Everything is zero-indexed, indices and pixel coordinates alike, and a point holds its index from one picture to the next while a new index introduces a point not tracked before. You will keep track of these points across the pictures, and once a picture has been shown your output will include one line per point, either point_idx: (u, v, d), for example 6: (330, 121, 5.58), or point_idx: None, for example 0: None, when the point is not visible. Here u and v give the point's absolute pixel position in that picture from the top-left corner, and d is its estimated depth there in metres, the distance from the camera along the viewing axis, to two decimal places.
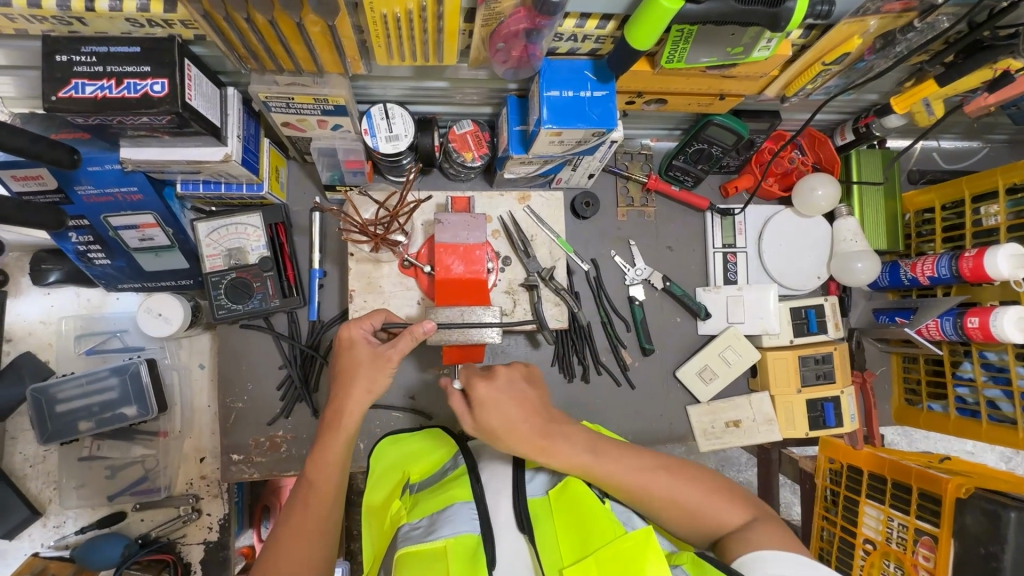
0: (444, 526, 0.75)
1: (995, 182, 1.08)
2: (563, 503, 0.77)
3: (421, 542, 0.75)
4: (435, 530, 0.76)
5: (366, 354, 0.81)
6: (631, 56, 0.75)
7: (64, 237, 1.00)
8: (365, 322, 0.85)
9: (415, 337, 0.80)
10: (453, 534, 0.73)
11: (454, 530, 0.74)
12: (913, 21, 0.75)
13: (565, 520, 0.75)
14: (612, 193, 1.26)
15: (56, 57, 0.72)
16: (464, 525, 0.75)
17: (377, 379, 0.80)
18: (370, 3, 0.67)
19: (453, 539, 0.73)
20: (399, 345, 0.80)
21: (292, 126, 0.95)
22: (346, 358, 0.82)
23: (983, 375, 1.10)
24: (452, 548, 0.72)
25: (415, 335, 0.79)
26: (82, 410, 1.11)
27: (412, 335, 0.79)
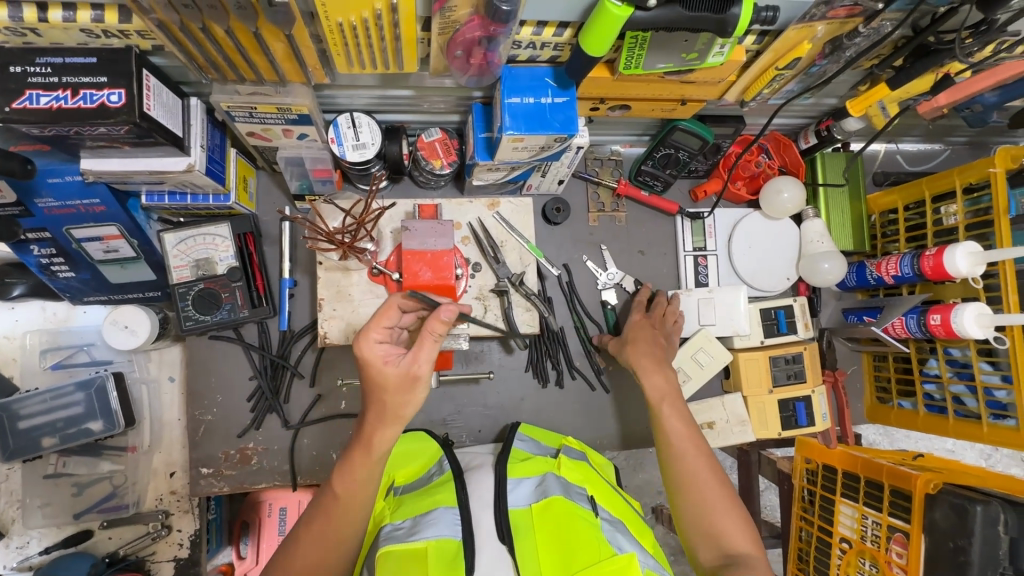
0: (427, 528, 0.77)
1: (952, 182, 1.10)
2: (547, 516, 0.79)
3: (404, 541, 0.76)
4: (417, 532, 0.77)
5: (398, 372, 0.74)
6: (588, 63, 0.77)
7: (25, 250, 0.99)
8: (380, 331, 0.77)
9: (437, 336, 0.74)
10: (434, 537, 0.75)
11: (437, 532, 0.76)
12: (858, 26, 0.77)
13: (548, 529, 0.77)
14: (583, 199, 1.28)
15: (10, 68, 0.71)
16: (445, 529, 0.76)
17: (410, 403, 0.75)
18: (326, 12, 0.68)
19: (435, 542, 0.74)
20: (424, 356, 0.74)
21: (257, 136, 0.95)
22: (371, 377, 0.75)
23: (949, 371, 1.12)
24: (432, 552, 0.73)
25: (437, 335, 0.73)
26: (46, 426, 1.09)
27: (434, 335, 0.73)
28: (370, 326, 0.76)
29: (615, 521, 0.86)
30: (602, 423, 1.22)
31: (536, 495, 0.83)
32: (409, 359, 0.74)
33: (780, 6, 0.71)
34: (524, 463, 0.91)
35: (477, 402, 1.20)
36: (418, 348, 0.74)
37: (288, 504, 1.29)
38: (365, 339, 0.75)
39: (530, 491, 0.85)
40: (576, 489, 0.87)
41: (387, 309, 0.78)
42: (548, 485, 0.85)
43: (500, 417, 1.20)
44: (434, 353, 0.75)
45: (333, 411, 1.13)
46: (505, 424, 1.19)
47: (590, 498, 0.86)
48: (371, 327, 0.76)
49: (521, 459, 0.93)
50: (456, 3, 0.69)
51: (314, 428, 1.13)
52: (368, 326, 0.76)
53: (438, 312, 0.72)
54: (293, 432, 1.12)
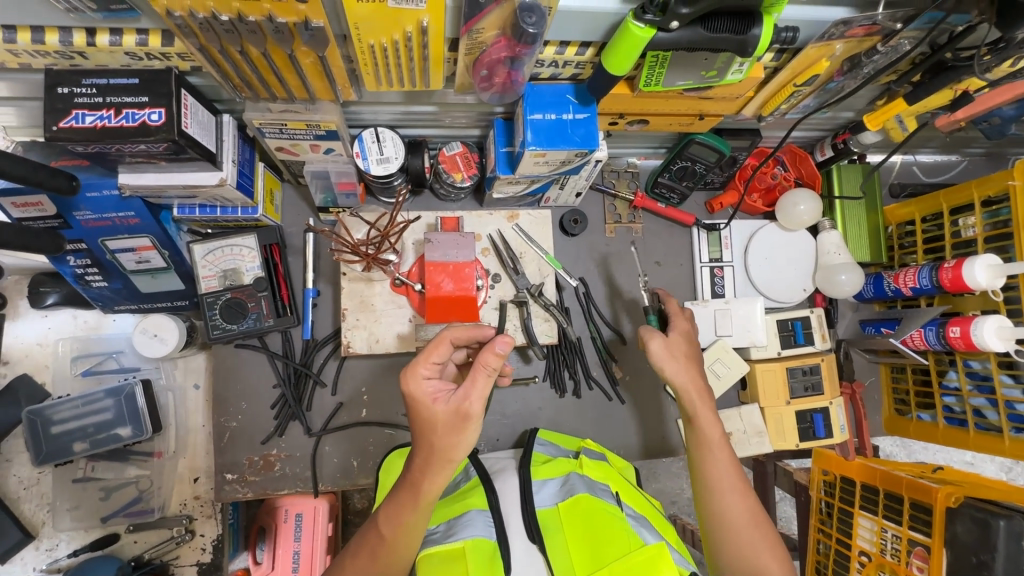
0: (464, 529, 0.79)
1: (970, 194, 1.10)
2: (575, 514, 0.80)
3: (442, 543, 0.79)
4: (454, 532, 0.79)
5: (451, 409, 0.69)
6: (610, 81, 0.79)
7: (62, 260, 1.03)
8: (429, 366, 0.72)
9: (492, 371, 0.69)
10: (471, 536, 0.77)
11: (472, 532, 0.78)
12: (876, 44, 0.78)
13: (576, 527, 0.79)
14: (599, 211, 1.29)
15: (58, 89, 0.75)
16: (480, 529, 0.78)
17: (460, 445, 0.70)
18: (359, 34, 0.70)
19: (472, 541, 0.76)
20: (476, 393, 0.69)
21: (286, 151, 0.98)
22: (422, 416, 0.71)
23: (969, 384, 1.12)
24: (471, 550, 0.75)
25: (491, 369, 0.68)
26: (77, 431, 1.12)
27: (488, 370, 0.68)
28: (419, 361, 0.72)
29: (639, 516, 0.86)
30: (620, 432, 1.23)
31: (561, 494, 0.85)
32: (460, 396, 0.69)
33: (799, 26, 0.73)
34: (546, 465, 0.92)
35: (495, 411, 1.21)
36: (470, 384, 0.69)
37: (305, 510, 1.25)
38: (412, 375, 0.71)
39: (556, 492, 0.86)
40: (600, 485, 0.88)
41: (437, 344, 0.73)
42: (573, 484, 0.86)
43: (518, 425, 1.21)
44: (488, 389, 0.70)
45: (354, 419, 1.16)
46: (525, 432, 1.20)
47: (615, 494, 0.88)
48: (420, 361, 0.72)
49: (543, 462, 0.94)
50: (484, 26, 0.71)
51: (336, 436, 1.15)
52: (417, 361, 0.71)
53: (494, 342, 0.67)
54: (315, 439, 1.14)
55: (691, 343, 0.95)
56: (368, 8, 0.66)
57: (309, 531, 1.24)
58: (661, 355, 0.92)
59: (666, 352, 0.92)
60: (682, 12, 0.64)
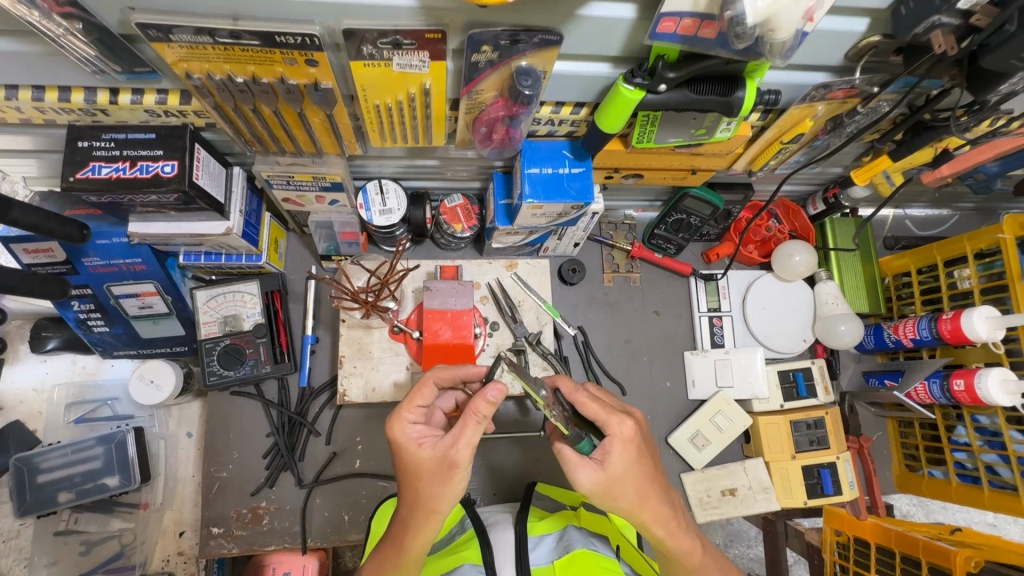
0: None
1: (962, 248, 1.12)
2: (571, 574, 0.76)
3: None
4: None
5: (433, 459, 0.67)
6: (604, 138, 0.82)
7: (66, 305, 1.05)
8: (414, 411, 0.70)
9: (481, 418, 0.64)
10: None
11: None
12: (856, 106, 0.81)
13: None
14: (597, 261, 1.31)
15: (79, 142, 0.79)
16: None
17: (445, 493, 0.67)
18: (365, 95, 0.75)
19: None
20: (464, 440, 0.65)
21: (292, 202, 1.02)
22: (405, 465, 0.69)
23: (979, 440, 1.09)
24: None
25: (480, 417, 0.64)
26: (64, 481, 1.10)
27: (478, 417, 0.64)
28: (403, 406, 0.70)
29: None
30: None
31: (558, 551, 0.81)
32: (447, 443, 0.66)
33: (782, 90, 0.77)
34: (542, 520, 0.89)
35: (491, 464, 1.18)
36: (459, 431, 0.65)
37: (293, 569, 1.12)
38: (397, 420, 0.69)
39: (552, 549, 0.82)
40: (597, 538, 0.85)
41: (423, 388, 0.72)
42: (570, 539, 0.83)
43: (517, 479, 1.18)
44: (477, 439, 0.66)
45: (347, 470, 1.13)
46: (522, 485, 1.16)
47: (614, 549, 0.84)
48: (405, 406, 0.70)
49: (540, 515, 0.91)
50: (483, 88, 0.75)
51: (328, 487, 1.12)
52: (401, 405, 0.70)
53: (486, 390, 0.64)
54: (306, 491, 1.11)
55: (638, 461, 0.67)
56: (375, 72, 0.70)
57: None
58: (598, 490, 0.66)
59: (608, 487, 0.66)
60: (669, 76, 0.68)
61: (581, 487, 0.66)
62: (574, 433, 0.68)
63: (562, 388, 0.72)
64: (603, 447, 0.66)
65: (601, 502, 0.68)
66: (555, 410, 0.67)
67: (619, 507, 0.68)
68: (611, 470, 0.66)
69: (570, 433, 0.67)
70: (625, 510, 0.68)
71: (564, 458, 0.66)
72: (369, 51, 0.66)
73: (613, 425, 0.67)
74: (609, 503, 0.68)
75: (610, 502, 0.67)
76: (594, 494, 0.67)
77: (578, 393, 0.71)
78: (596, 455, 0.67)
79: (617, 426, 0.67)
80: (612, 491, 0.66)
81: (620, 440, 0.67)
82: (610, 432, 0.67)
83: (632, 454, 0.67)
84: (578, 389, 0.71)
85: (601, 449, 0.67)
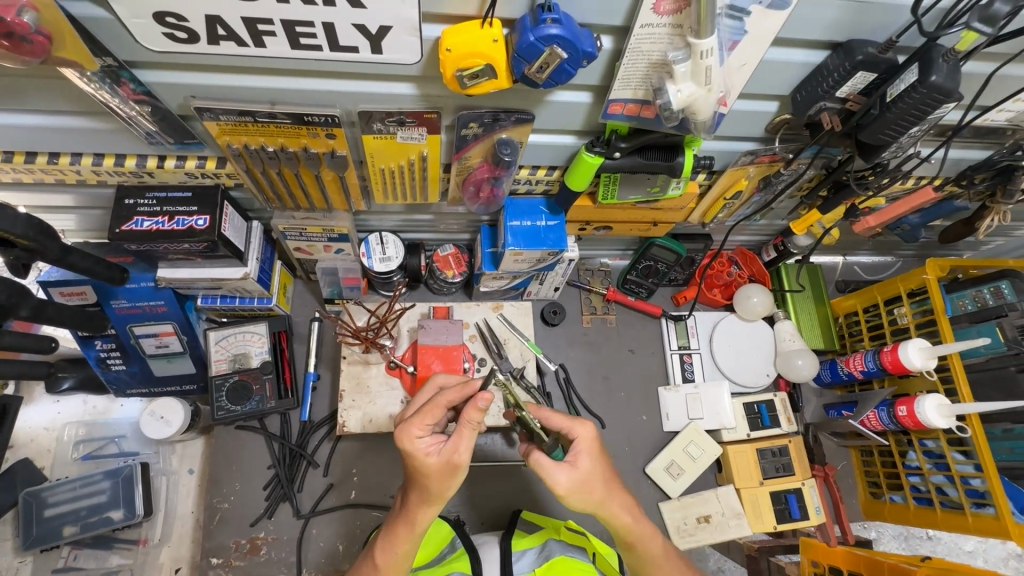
0: None
1: (897, 288, 1.26)
2: None
3: None
4: None
5: (440, 465, 0.74)
6: (573, 194, 0.97)
7: (89, 344, 1.15)
8: (423, 426, 0.75)
9: (476, 425, 0.72)
10: None
11: None
12: (781, 168, 0.98)
13: None
14: (577, 303, 1.44)
15: (126, 200, 0.93)
16: None
17: (452, 486, 0.76)
18: (373, 161, 0.90)
19: None
20: (465, 444, 0.74)
21: (302, 251, 1.15)
22: (413, 467, 0.76)
23: (928, 463, 1.18)
24: None
25: (475, 424, 0.72)
26: (69, 514, 1.16)
27: (472, 424, 0.72)
28: (412, 422, 0.75)
29: None
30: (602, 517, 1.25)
31: (539, 560, 0.89)
32: (451, 448, 0.73)
33: (715, 155, 0.94)
34: (527, 536, 0.96)
35: (479, 495, 1.25)
36: (461, 437, 0.73)
37: None
38: (406, 434, 0.75)
39: (534, 559, 0.90)
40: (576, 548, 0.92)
41: (432, 406, 0.76)
42: (550, 550, 0.90)
43: (504, 509, 1.24)
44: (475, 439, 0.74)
45: (343, 501, 1.19)
46: (509, 514, 1.23)
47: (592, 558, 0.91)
48: (414, 421, 0.75)
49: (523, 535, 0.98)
50: (471, 155, 0.90)
51: (324, 518, 1.18)
52: (411, 423, 0.75)
53: (477, 399, 0.71)
54: (303, 521, 1.16)
55: (602, 457, 0.78)
56: (381, 142, 0.85)
57: None
58: (574, 490, 0.74)
59: (582, 484, 0.75)
60: (621, 146, 0.85)
61: (560, 487, 0.74)
62: (550, 441, 0.76)
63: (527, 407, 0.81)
64: (574, 450, 0.76)
65: (578, 501, 0.76)
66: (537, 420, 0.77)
67: (593, 504, 0.77)
68: (582, 469, 0.75)
69: (546, 441, 0.75)
70: (598, 503, 0.77)
71: (541, 464, 0.74)
72: (378, 127, 0.82)
73: (578, 431, 0.77)
74: (585, 499, 0.76)
75: (585, 499, 0.76)
76: (569, 495, 0.75)
77: (542, 409, 0.80)
78: (569, 457, 0.76)
79: (581, 431, 0.77)
80: (588, 486, 0.75)
81: (586, 441, 0.77)
82: (575, 436, 0.77)
83: (596, 451, 0.77)
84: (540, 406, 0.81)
85: (573, 452, 0.76)
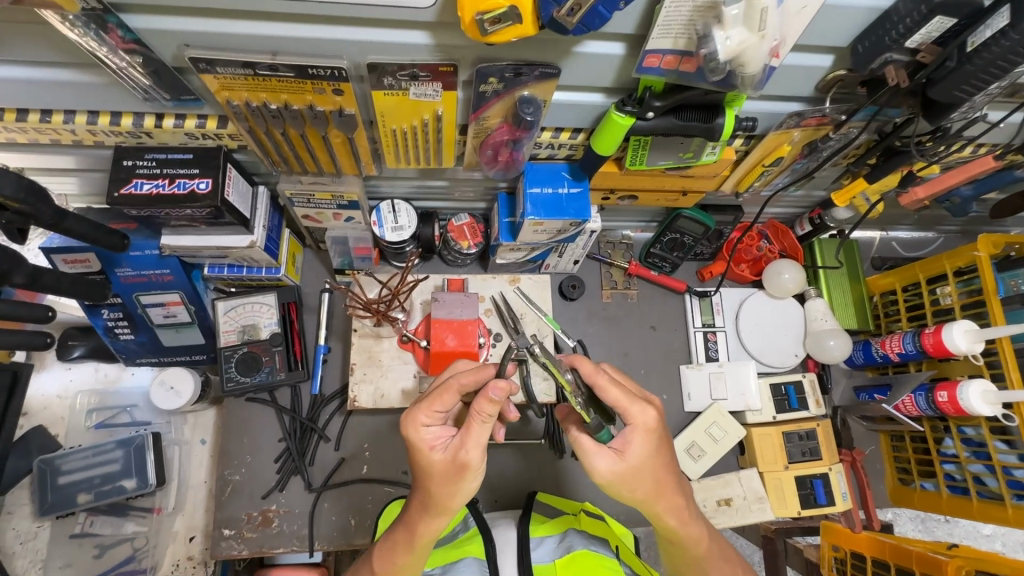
0: None
1: (942, 266, 1.18)
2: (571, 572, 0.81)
3: None
4: None
5: (446, 463, 0.70)
6: (599, 160, 0.90)
7: (96, 313, 1.12)
8: (430, 414, 0.72)
9: (487, 417, 0.66)
10: None
11: None
12: (829, 133, 0.89)
13: None
14: (597, 277, 1.38)
15: (124, 162, 0.88)
16: None
17: (456, 493, 0.71)
18: (384, 120, 0.83)
19: None
20: (472, 442, 0.68)
21: (311, 219, 1.10)
22: (418, 463, 0.73)
23: (966, 451, 1.12)
24: None
25: (485, 417, 0.66)
26: (83, 482, 1.16)
27: (483, 417, 0.66)
28: (420, 409, 0.72)
29: None
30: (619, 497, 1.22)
31: (558, 551, 0.86)
32: (458, 444, 0.69)
33: (758, 117, 0.85)
34: (545, 523, 0.93)
35: (494, 472, 1.22)
36: (468, 432, 0.68)
37: None
38: (412, 422, 0.71)
39: (553, 549, 0.87)
40: (597, 540, 0.89)
41: (443, 393, 0.72)
42: (571, 541, 0.87)
43: (517, 487, 1.22)
44: (484, 438, 0.68)
45: (355, 475, 1.17)
46: (524, 494, 1.20)
47: (614, 551, 0.88)
48: (421, 408, 0.72)
49: (541, 520, 0.95)
50: (489, 115, 0.83)
51: (336, 492, 1.16)
52: (418, 409, 0.71)
53: (489, 389, 0.65)
54: (315, 495, 1.15)
55: (658, 451, 0.70)
56: (392, 100, 0.78)
57: None
58: (617, 479, 0.69)
59: (626, 475, 0.69)
60: (655, 105, 0.77)
61: (602, 473, 0.69)
62: (596, 422, 0.70)
63: (582, 368, 0.72)
64: (624, 436, 0.69)
65: (617, 490, 0.72)
66: (578, 396, 0.71)
67: (635, 497, 0.72)
68: (630, 460, 0.69)
69: (592, 421, 0.69)
70: (643, 498, 0.72)
71: (580, 445, 0.70)
72: (389, 82, 0.75)
73: (634, 414, 0.69)
74: (625, 492, 0.71)
75: (628, 491, 0.71)
76: (613, 483, 0.70)
77: (599, 375, 0.70)
78: (615, 444, 0.70)
79: (639, 415, 0.69)
80: (632, 478, 0.69)
81: (641, 431, 0.69)
82: (630, 421, 0.69)
83: (652, 445, 0.69)
84: (598, 371, 0.70)
85: (621, 439, 0.69)
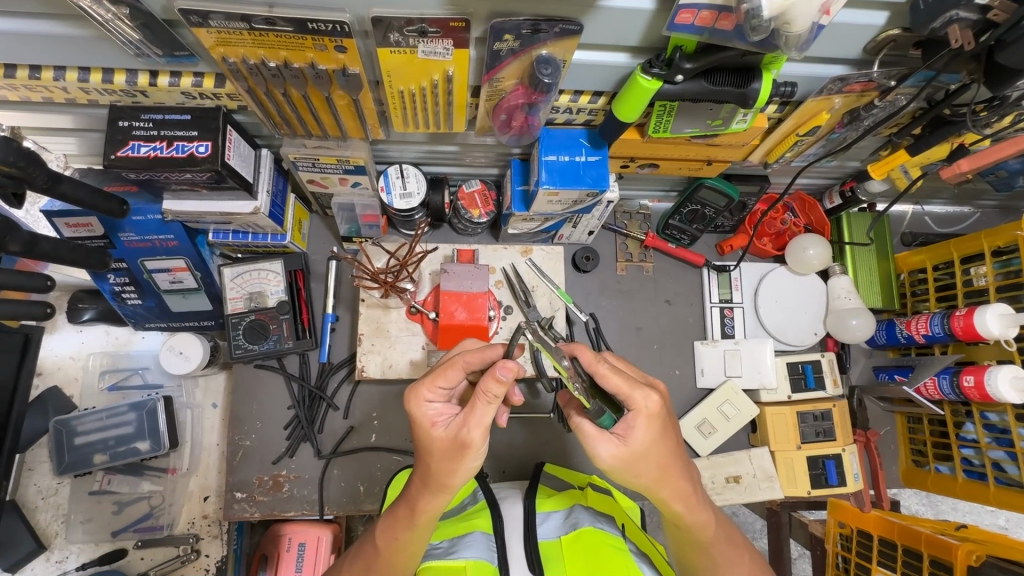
0: (465, 549, 0.80)
1: (980, 245, 1.11)
2: (577, 548, 0.80)
3: (442, 559, 0.80)
4: (455, 551, 0.80)
5: (448, 441, 0.68)
6: (621, 126, 0.84)
7: (102, 278, 1.10)
8: (434, 390, 0.70)
9: (492, 398, 0.64)
10: (472, 556, 0.78)
11: (473, 553, 0.78)
12: (874, 100, 0.82)
13: (579, 560, 0.79)
14: (611, 249, 1.33)
15: (119, 122, 0.83)
16: (481, 552, 0.79)
17: (456, 472, 0.69)
18: (391, 81, 0.77)
19: (473, 561, 0.77)
20: (474, 421, 0.66)
21: (316, 183, 1.05)
22: (420, 440, 0.71)
23: (987, 437, 1.09)
24: (472, 568, 0.76)
25: (491, 397, 0.64)
26: (99, 443, 1.18)
27: (488, 397, 0.64)
28: (424, 384, 0.70)
29: (642, 555, 0.85)
30: None
31: (565, 527, 0.85)
32: (460, 423, 0.67)
33: (798, 81, 0.78)
34: (551, 498, 0.93)
35: (501, 443, 1.22)
36: (471, 411, 0.66)
37: (308, 539, 1.18)
38: (416, 397, 0.70)
39: (559, 525, 0.86)
40: (604, 518, 0.87)
41: (448, 369, 0.70)
42: (577, 518, 0.86)
43: (524, 459, 1.22)
44: (487, 419, 0.66)
45: (364, 444, 1.18)
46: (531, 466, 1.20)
47: (620, 529, 0.86)
48: (425, 384, 0.70)
49: (548, 494, 0.95)
50: (504, 75, 0.77)
51: (345, 459, 1.17)
52: (423, 384, 0.70)
53: (494, 368, 0.62)
54: (324, 461, 1.16)
55: (662, 435, 0.67)
56: (400, 58, 0.72)
57: (311, 561, 1.16)
58: (620, 464, 0.67)
59: (630, 461, 0.67)
60: (685, 67, 0.70)
61: (603, 460, 0.67)
62: (596, 408, 0.66)
63: (581, 357, 0.68)
64: (626, 422, 0.67)
65: (622, 477, 0.70)
66: (578, 382, 0.66)
67: (640, 483, 0.70)
68: (633, 445, 0.66)
69: (593, 407, 0.66)
70: (648, 484, 0.70)
71: (583, 431, 0.68)
72: (396, 38, 0.69)
73: (636, 400, 0.66)
74: (631, 477, 0.69)
75: (632, 477, 0.69)
76: (616, 467, 0.68)
77: (599, 363, 0.67)
78: (618, 430, 0.67)
79: (641, 401, 0.66)
80: (635, 464, 0.67)
81: (645, 415, 0.66)
82: (633, 406, 0.67)
83: (656, 430, 0.67)
84: (599, 359, 0.67)
85: (624, 425, 0.67)
